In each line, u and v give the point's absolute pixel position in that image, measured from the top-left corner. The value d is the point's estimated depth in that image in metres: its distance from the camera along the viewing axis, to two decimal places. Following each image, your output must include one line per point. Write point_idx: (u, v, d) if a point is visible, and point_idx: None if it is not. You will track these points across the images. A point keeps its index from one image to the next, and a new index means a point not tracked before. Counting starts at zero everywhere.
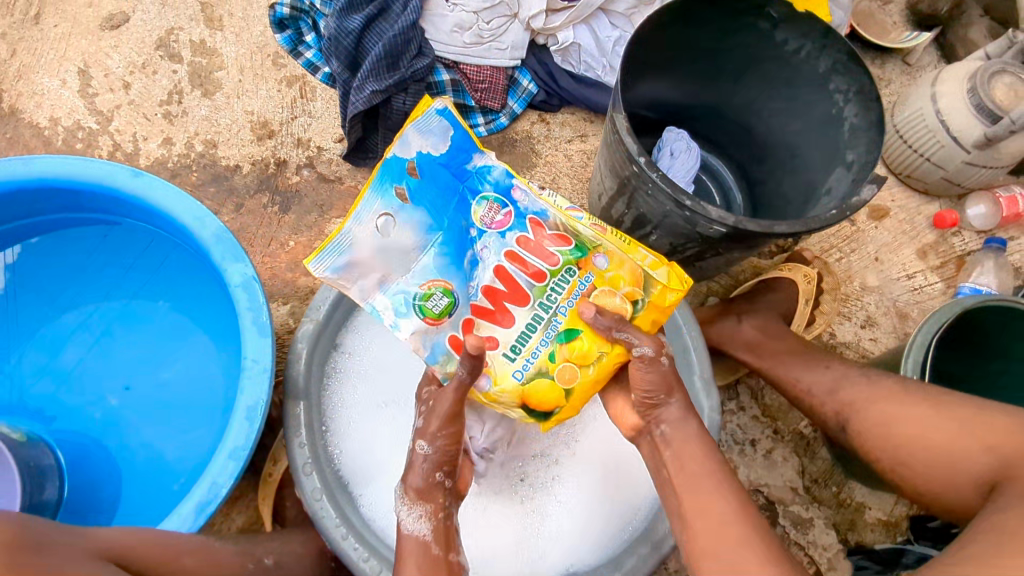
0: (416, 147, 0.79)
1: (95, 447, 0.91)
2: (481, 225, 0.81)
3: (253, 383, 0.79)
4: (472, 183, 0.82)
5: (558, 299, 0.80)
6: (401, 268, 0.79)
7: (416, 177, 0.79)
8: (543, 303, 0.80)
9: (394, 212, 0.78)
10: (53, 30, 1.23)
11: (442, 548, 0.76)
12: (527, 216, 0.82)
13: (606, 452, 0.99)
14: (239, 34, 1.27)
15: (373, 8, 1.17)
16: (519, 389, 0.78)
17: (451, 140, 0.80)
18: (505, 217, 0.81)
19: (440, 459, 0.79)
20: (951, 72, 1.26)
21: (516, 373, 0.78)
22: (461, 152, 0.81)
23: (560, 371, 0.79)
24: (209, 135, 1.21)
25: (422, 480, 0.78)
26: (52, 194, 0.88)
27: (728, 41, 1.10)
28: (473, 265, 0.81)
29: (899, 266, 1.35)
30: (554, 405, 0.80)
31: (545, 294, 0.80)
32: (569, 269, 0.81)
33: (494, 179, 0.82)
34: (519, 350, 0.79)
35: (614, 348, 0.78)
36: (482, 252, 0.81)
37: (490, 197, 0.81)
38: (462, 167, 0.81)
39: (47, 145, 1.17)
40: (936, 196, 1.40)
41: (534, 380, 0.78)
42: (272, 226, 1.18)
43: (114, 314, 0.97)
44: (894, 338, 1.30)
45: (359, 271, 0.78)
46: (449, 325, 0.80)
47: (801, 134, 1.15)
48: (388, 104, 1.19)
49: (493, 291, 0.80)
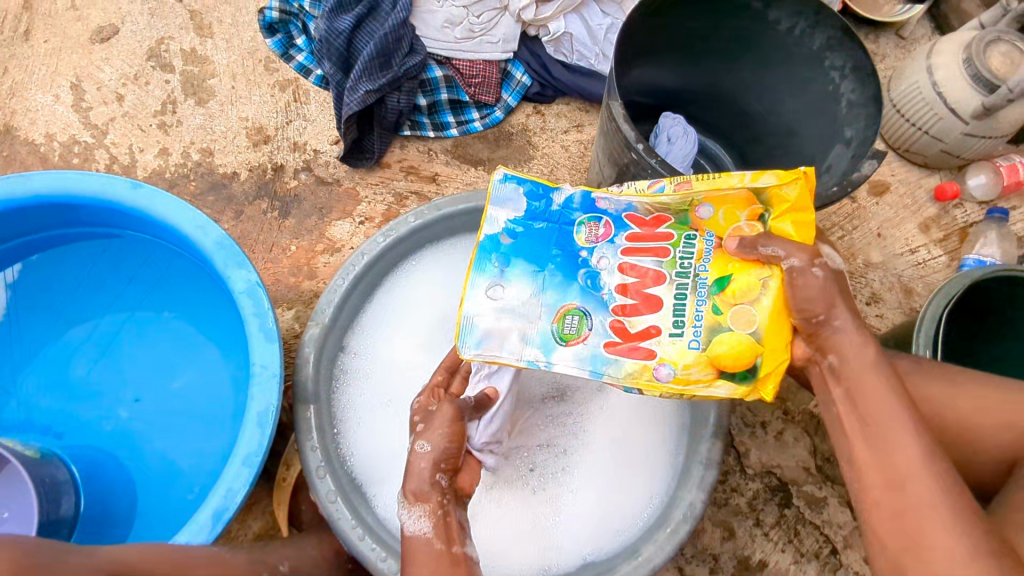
0: (501, 217, 0.75)
1: (109, 460, 0.91)
2: (588, 243, 0.74)
3: (262, 388, 0.79)
4: (563, 217, 0.76)
5: (694, 262, 0.71)
6: (516, 316, 0.71)
7: (506, 242, 0.74)
8: (680, 273, 0.71)
9: (497, 278, 0.72)
10: (44, 46, 1.23)
11: (445, 542, 0.71)
12: (623, 217, 0.75)
13: (615, 440, 0.99)
14: (230, 41, 1.26)
15: (362, 8, 1.17)
16: (705, 356, 0.67)
17: (527, 197, 0.77)
18: (605, 228, 0.74)
19: (444, 456, 0.75)
20: (947, 43, 1.25)
21: (691, 346, 0.67)
22: (539, 198, 0.77)
23: (735, 317, 0.67)
24: (204, 143, 1.20)
25: (421, 481, 0.73)
26: (52, 210, 0.88)
27: (721, 23, 1.10)
28: (585, 275, 0.72)
29: (902, 241, 1.35)
30: (763, 353, 0.65)
31: (678, 265, 0.71)
32: (688, 236, 0.73)
33: (579, 203, 0.76)
34: (685, 324, 0.69)
35: (775, 267, 0.66)
36: (599, 263, 0.73)
37: (584, 219, 0.75)
38: (548, 208, 0.76)
39: (43, 161, 1.17)
40: (936, 168, 1.39)
41: (718, 343, 0.66)
42: (273, 231, 1.17)
43: (120, 327, 0.97)
44: (900, 314, 1.30)
45: (498, 326, 0.70)
46: (595, 333, 0.70)
47: (799, 113, 1.14)
48: (383, 104, 1.19)
49: (627, 287, 0.71)
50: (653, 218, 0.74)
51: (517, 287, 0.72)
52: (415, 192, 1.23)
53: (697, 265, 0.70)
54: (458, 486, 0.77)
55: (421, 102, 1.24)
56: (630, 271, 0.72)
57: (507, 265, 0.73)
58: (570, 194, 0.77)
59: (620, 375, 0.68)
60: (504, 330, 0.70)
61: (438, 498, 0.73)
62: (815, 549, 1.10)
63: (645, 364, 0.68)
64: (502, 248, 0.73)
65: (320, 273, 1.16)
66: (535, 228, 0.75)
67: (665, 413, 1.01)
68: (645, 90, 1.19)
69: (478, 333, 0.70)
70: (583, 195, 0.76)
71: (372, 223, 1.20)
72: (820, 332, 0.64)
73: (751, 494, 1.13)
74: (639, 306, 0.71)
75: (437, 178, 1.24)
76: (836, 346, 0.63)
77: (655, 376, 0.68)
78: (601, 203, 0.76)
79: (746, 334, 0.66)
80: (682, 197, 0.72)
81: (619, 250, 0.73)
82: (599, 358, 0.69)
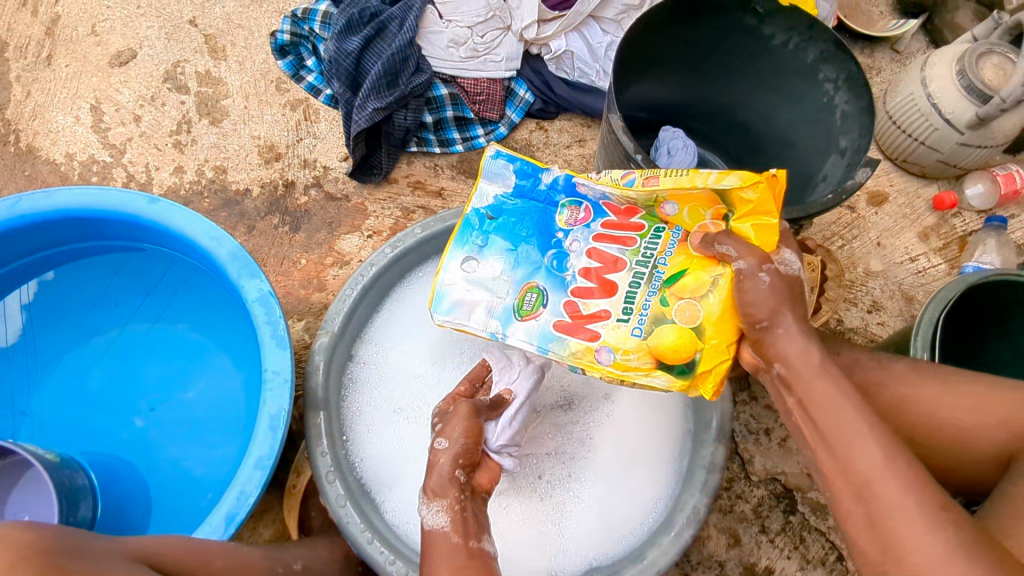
0: (491, 192, 0.82)
1: (125, 467, 0.94)
2: (566, 225, 0.81)
3: (274, 394, 0.82)
4: (548, 195, 0.82)
5: (656, 254, 0.77)
6: (485, 292, 0.78)
7: (492, 217, 0.81)
8: (640, 263, 0.77)
9: (473, 252, 0.79)
10: (65, 70, 1.28)
11: (462, 536, 0.73)
12: (601, 205, 0.81)
13: (622, 448, 1.01)
14: (243, 63, 1.31)
15: (370, 30, 1.22)
16: (644, 346, 0.73)
17: (518, 175, 0.82)
18: (585, 213, 0.81)
19: (461, 452, 0.79)
20: (940, 55, 1.28)
21: (634, 330, 0.74)
22: (528, 177, 0.82)
23: (679, 312, 0.73)
24: (218, 161, 1.24)
25: (441, 479, 0.77)
26: (74, 224, 0.92)
27: (717, 40, 1.14)
28: (558, 263, 0.79)
29: (902, 250, 1.36)
30: (702, 349, 0.70)
31: (639, 256, 0.78)
32: (656, 228, 0.79)
33: (563, 185, 0.81)
34: (631, 312, 0.75)
35: (726, 267, 0.71)
36: (572, 246, 0.79)
37: (567, 201, 0.81)
38: (534, 187, 0.82)
39: (63, 180, 1.21)
40: (934, 178, 1.41)
41: (659, 333, 0.72)
42: (284, 245, 1.21)
43: (135, 338, 1.00)
44: (902, 321, 1.31)
45: (467, 304, 0.78)
46: (549, 313, 0.77)
47: (795, 126, 1.17)
48: (389, 121, 1.23)
49: (590, 271, 0.78)
50: (626, 208, 0.80)
51: (491, 262, 0.79)
52: (422, 207, 1.27)
53: (657, 257, 0.77)
54: (476, 483, 0.80)
55: (427, 119, 1.28)
56: (595, 257, 0.79)
57: (486, 242, 0.80)
58: (557, 176, 0.81)
59: (566, 353, 0.75)
60: (472, 303, 0.78)
61: (456, 493, 0.76)
62: (822, 556, 1.11)
63: (588, 346, 0.75)
64: (485, 225, 0.81)
65: (330, 285, 1.19)
66: (519, 206, 0.81)
67: (668, 418, 1.02)
68: (645, 104, 1.22)
69: (449, 300, 0.78)
70: (566, 179, 0.81)
71: (380, 237, 1.24)
72: (763, 338, 0.66)
73: (756, 501, 1.13)
74: (596, 290, 0.77)
75: (443, 192, 1.28)
76: (780, 354, 0.65)
77: (597, 357, 0.74)
78: (580, 188, 0.80)
79: (688, 329, 0.71)
80: (649, 197, 0.76)
81: (592, 235, 0.80)
82: (547, 336, 0.76)
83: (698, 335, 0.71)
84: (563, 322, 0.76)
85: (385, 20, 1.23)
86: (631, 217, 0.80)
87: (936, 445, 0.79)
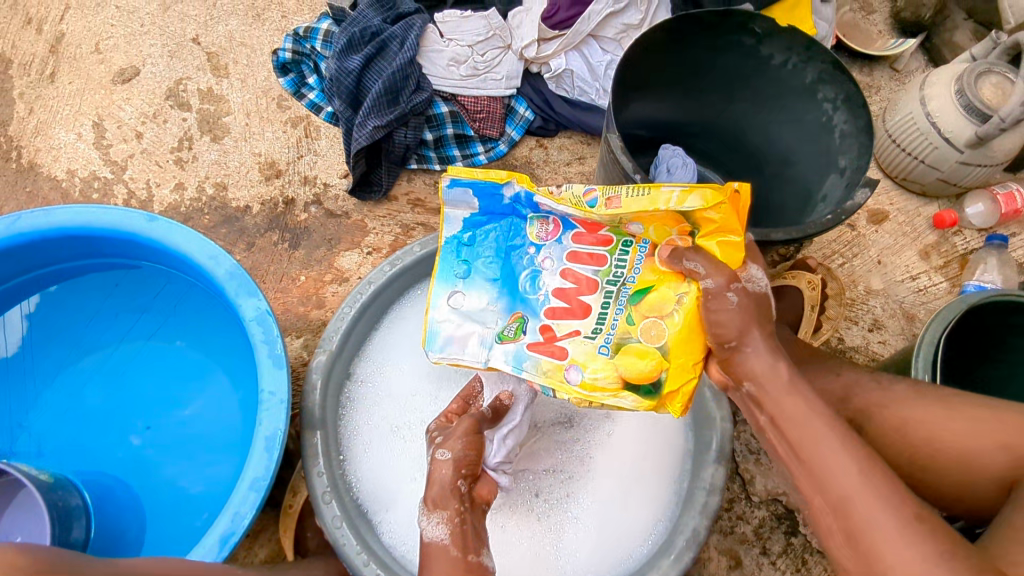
0: (459, 217, 0.81)
1: (119, 485, 0.93)
2: (537, 240, 0.80)
3: (270, 414, 0.81)
4: (515, 211, 0.81)
5: (625, 271, 0.77)
6: (473, 325, 0.77)
7: (466, 242, 0.81)
8: (611, 282, 0.77)
9: (458, 287, 0.79)
10: (68, 87, 1.29)
11: (460, 550, 0.73)
12: (570, 220, 0.80)
13: (621, 467, 1.00)
14: (245, 80, 1.32)
15: (371, 48, 1.22)
16: (612, 365, 0.73)
17: (480, 200, 0.80)
18: (554, 227, 0.80)
19: (462, 462, 0.78)
20: (939, 74, 1.29)
21: (601, 348, 0.74)
22: (490, 196, 0.79)
23: (645, 329, 0.72)
24: (219, 178, 1.25)
25: (442, 488, 0.76)
26: (73, 242, 0.92)
27: (716, 59, 1.14)
28: (530, 285, 0.78)
29: (903, 268, 1.36)
30: (667, 369, 0.71)
31: (610, 275, 0.77)
32: (625, 241, 0.78)
33: (524, 201, 0.79)
34: (599, 330, 0.75)
35: (692, 285, 0.71)
36: (544, 264, 0.79)
37: (535, 216, 0.80)
38: (498, 203, 0.80)
39: (64, 196, 1.21)
40: (934, 197, 1.41)
41: (626, 354, 0.72)
42: (283, 262, 1.21)
43: (132, 355, 1.00)
44: (903, 340, 1.31)
45: (453, 339, 0.77)
46: (527, 336, 0.76)
47: (792, 145, 1.18)
48: (389, 139, 1.23)
49: (563, 291, 0.77)
50: (592, 224, 0.79)
51: (477, 294, 0.79)
52: (422, 224, 1.27)
53: (627, 276, 0.77)
54: (476, 493, 0.80)
55: (428, 137, 1.29)
56: (569, 276, 0.78)
57: (467, 275, 0.80)
58: (515, 192, 0.78)
59: (538, 376, 0.74)
60: (463, 336, 0.77)
61: (456, 505, 0.75)
62: None
63: (557, 364, 0.74)
64: (462, 254, 0.80)
65: (329, 302, 1.19)
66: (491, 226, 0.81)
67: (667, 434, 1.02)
68: (645, 122, 1.22)
69: (442, 337, 0.77)
70: (528, 195, 0.78)
71: (380, 253, 1.24)
72: (731, 358, 0.67)
73: (757, 522, 1.12)
74: (571, 311, 0.76)
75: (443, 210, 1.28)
76: (749, 374, 0.65)
77: (565, 377, 0.74)
78: (545, 205, 0.78)
79: (653, 347, 0.71)
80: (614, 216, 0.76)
81: (565, 251, 0.79)
82: (521, 355, 0.75)
83: (663, 353, 0.71)
84: (537, 346, 0.75)
85: (386, 38, 1.24)
86: (598, 233, 0.79)
87: (938, 467, 0.79)
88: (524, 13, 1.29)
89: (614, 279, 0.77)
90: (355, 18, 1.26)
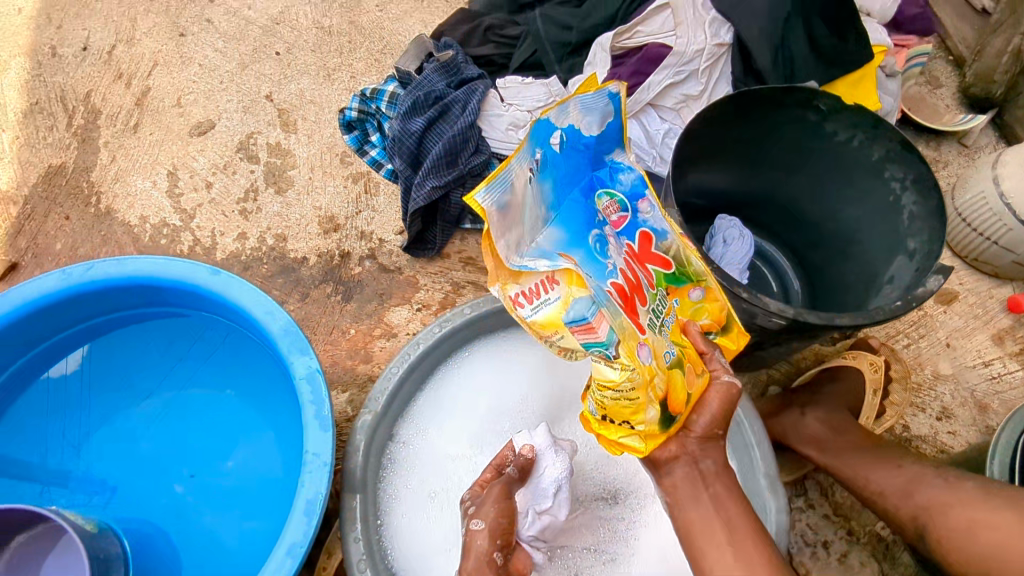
0: (574, 116, 0.72)
1: (159, 535, 0.93)
2: (602, 217, 0.79)
3: (312, 477, 0.80)
4: (602, 173, 0.79)
5: (664, 313, 0.78)
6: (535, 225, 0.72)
7: (557, 143, 0.72)
8: (654, 310, 0.76)
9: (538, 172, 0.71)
10: (148, 138, 1.36)
11: None
12: (640, 225, 0.79)
13: (668, 552, 0.94)
14: (312, 136, 1.37)
15: (434, 112, 1.26)
16: (661, 367, 0.72)
17: (605, 124, 0.75)
18: (620, 218, 0.79)
19: (496, 532, 0.78)
20: (1013, 154, 1.23)
21: (667, 356, 0.73)
22: (608, 139, 0.77)
23: (687, 374, 0.74)
24: (279, 229, 1.29)
25: (478, 560, 0.77)
26: (138, 291, 0.95)
27: (778, 133, 1.13)
28: (601, 250, 0.76)
29: (974, 352, 1.29)
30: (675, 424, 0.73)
31: (656, 303, 0.77)
32: (661, 289, 0.79)
33: (631, 184, 0.79)
34: (654, 328, 0.74)
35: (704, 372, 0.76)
36: (612, 244, 0.76)
37: (619, 197, 0.79)
38: (603, 153, 0.78)
39: (135, 241, 1.27)
40: (1008, 278, 1.34)
41: (674, 371, 0.73)
42: (335, 315, 1.22)
43: (183, 403, 1.01)
44: (976, 431, 1.22)
45: (510, 218, 0.68)
46: (594, 287, 0.71)
47: (855, 223, 1.15)
48: (446, 199, 1.25)
49: (626, 277, 0.75)
50: (661, 257, 0.79)
51: (537, 188, 0.72)
52: (472, 283, 1.27)
53: (665, 317, 0.77)
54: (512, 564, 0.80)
55: None
56: (632, 268, 0.76)
57: (543, 174, 0.72)
58: (634, 173, 0.79)
59: (612, 319, 0.70)
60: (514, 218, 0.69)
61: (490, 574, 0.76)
62: None
63: (637, 331, 0.71)
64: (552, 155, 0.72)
65: (376, 357, 1.20)
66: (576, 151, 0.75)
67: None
68: (702, 194, 1.21)
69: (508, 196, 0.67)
70: (638, 183, 0.79)
71: (429, 311, 1.24)
72: None
73: None
74: (637, 300, 0.74)
75: None
76: None
77: (639, 351, 0.69)
78: (643, 203, 0.79)
79: (682, 386, 0.73)
80: (698, 275, 0.79)
81: (621, 247, 0.78)
82: (600, 297, 0.70)
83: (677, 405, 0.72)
84: (618, 292, 0.72)
85: (448, 102, 1.27)
86: (659, 258, 0.79)
87: None
88: (583, 79, 1.29)
89: (658, 301, 0.78)
90: (420, 81, 1.29)
